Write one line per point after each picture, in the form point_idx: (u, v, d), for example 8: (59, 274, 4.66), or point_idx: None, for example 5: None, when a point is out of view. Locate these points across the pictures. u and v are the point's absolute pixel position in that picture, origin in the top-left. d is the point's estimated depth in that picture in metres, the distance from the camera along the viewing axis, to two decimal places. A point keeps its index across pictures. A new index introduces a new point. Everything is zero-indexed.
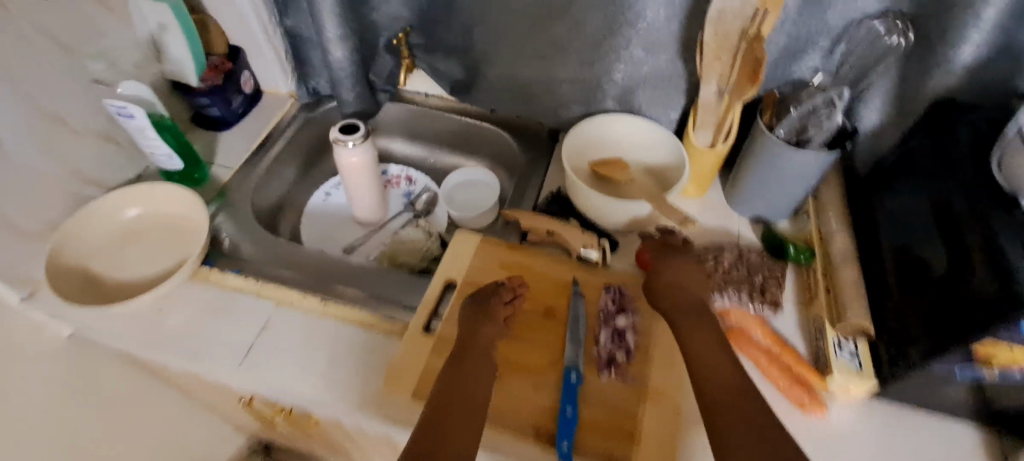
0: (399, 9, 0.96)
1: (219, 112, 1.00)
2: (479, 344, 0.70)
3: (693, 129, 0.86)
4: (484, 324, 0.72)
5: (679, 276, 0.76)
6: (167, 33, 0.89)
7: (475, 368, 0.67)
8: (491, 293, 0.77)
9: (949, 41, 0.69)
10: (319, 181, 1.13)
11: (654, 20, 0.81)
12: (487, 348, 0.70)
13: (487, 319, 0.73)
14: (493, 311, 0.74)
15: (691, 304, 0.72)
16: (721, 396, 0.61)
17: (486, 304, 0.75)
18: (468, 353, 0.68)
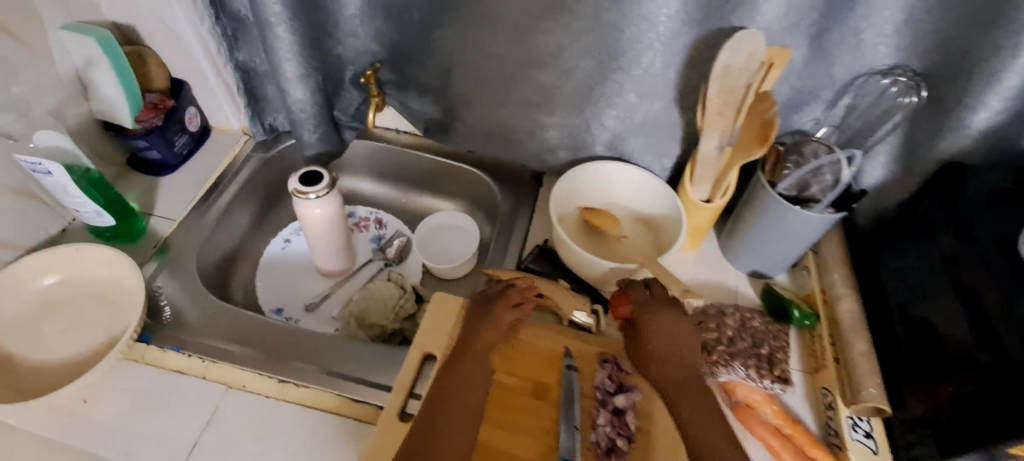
0: (368, 44, 0.87)
1: (159, 155, 0.88)
2: (479, 349, 0.69)
3: (690, 183, 0.80)
4: (485, 327, 0.70)
5: (671, 338, 0.69)
6: (95, 70, 0.77)
7: (471, 374, 0.67)
8: (497, 295, 0.74)
9: (963, 103, 0.66)
10: (278, 225, 1.01)
11: (650, 67, 0.75)
12: (484, 350, 0.69)
13: (489, 321, 0.71)
14: (494, 314, 0.72)
15: (681, 362, 0.68)
16: (707, 443, 0.61)
17: (491, 307, 0.72)
18: (464, 354, 0.68)
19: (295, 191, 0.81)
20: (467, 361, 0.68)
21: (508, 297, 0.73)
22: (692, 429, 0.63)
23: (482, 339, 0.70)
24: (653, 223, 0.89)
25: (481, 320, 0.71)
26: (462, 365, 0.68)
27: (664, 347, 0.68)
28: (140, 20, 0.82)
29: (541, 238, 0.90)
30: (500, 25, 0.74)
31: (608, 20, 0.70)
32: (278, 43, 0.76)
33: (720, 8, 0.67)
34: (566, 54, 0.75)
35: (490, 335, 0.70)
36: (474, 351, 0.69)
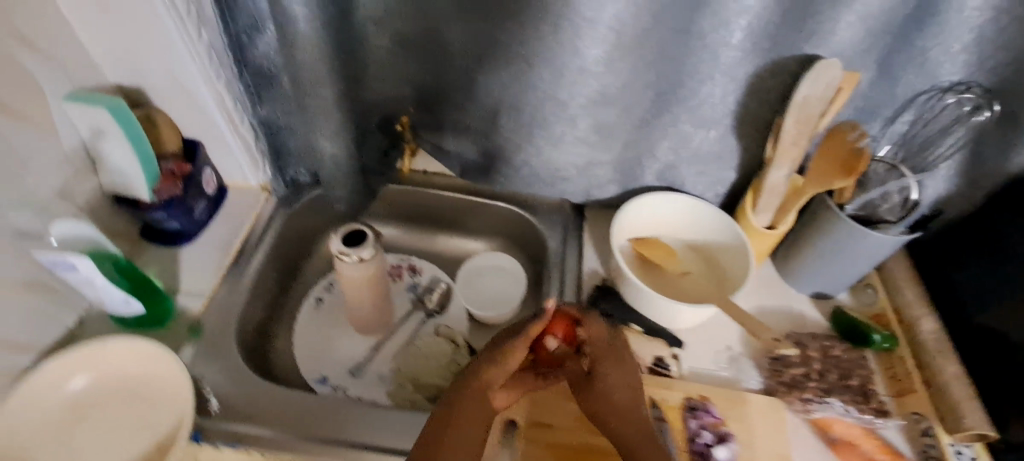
0: (396, 88, 0.80)
1: (178, 225, 0.80)
2: (478, 388, 0.64)
3: (753, 210, 0.77)
4: (493, 365, 0.65)
5: (602, 361, 0.67)
6: (109, 144, 0.70)
7: (473, 414, 0.63)
8: (515, 331, 0.68)
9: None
10: (309, 286, 0.95)
11: (711, 96, 0.71)
12: (486, 392, 0.65)
13: (496, 359, 0.65)
14: (505, 353, 0.66)
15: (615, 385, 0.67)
16: None
17: (503, 345, 0.66)
18: (468, 389, 0.64)
19: (337, 251, 0.75)
20: (467, 401, 0.64)
21: (527, 330, 0.66)
22: None
23: (488, 378, 0.65)
24: (707, 252, 0.83)
25: (495, 357, 0.66)
26: (464, 400, 0.64)
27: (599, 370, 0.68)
28: (146, 80, 0.73)
29: (598, 276, 0.86)
30: (567, 75, 0.65)
31: (671, 53, 0.66)
32: (319, 102, 0.68)
33: (792, 36, 0.63)
34: (626, 93, 0.68)
35: (499, 376, 0.65)
36: (473, 393, 0.64)
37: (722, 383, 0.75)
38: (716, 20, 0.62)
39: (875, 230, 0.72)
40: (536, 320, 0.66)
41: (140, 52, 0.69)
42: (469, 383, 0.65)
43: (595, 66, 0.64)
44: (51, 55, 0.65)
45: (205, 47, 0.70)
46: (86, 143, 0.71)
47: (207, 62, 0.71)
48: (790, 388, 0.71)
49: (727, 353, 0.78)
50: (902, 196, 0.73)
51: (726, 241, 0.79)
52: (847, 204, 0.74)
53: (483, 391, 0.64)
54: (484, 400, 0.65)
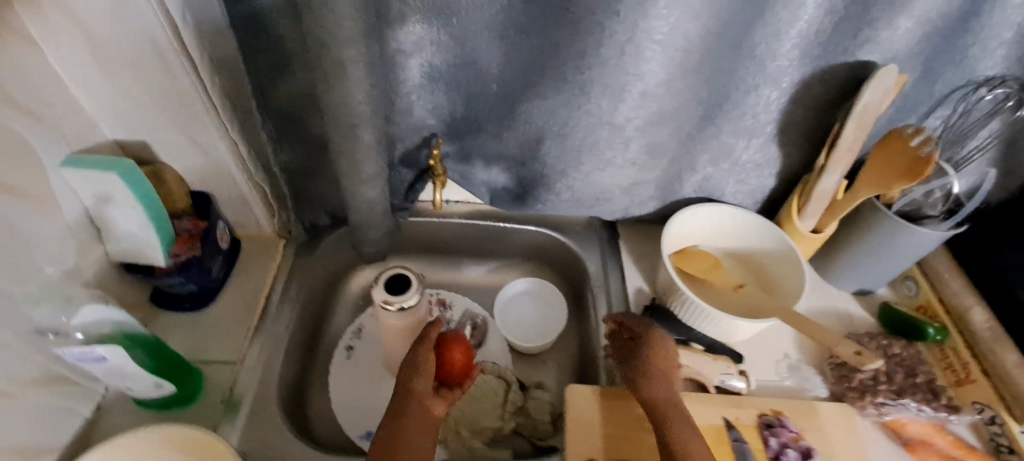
0: (424, 120, 0.74)
1: (195, 287, 0.73)
2: (412, 406, 0.61)
3: (799, 215, 0.77)
4: (416, 377, 0.63)
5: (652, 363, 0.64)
6: (117, 209, 0.62)
7: (419, 426, 0.60)
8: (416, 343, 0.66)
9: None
10: (337, 337, 0.88)
11: (761, 107, 0.69)
12: (423, 399, 0.62)
13: (415, 369, 0.63)
14: (421, 363, 0.64)
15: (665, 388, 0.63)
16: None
17: (415, 358, 0.64)
18: (405, 399, 0.61)
19: (382, 301, 0.70)
20: (409, 411, 0.61)
21: (425, 336, 0.66)
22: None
23: (417, 387, 0.62)
24: (751, 260, 0.82)
25: (410, 365, 0.64)
26: (408, 416, 0.61)
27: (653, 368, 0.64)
28: (152, 133, 0.66)
29: (645, 295, 0.84)
30: (625, 97, 0.64)
31: (723, 67, 0.64)
32: (358, 145, 0.63)
33: (844, 41, 0.62)
34: (680, 112, 0.68)
35: (425, 384, 0.63)
36: (414, 406, 0.61)
37: (789, 393, 0.74)
38: (770, 31, 0.61)
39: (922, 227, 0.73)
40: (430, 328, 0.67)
41: (147, 103, 0.62)
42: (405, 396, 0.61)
43: (655, 87, 0.64)
44: (45, 117, 0.57)
45: (219, 93, 0.63)
46: (89, 211, 0.63)
47: (222, 109, 0.64)
48: (862, 394, 0.71)
49: (786, 362, 0.77)
50: (943, 192, 0.74)
51: (772, 248, 0.79)
52: (893, 204, 0.75)
53: (421, 403, 0.61)
54: (426, 411, 0.61)
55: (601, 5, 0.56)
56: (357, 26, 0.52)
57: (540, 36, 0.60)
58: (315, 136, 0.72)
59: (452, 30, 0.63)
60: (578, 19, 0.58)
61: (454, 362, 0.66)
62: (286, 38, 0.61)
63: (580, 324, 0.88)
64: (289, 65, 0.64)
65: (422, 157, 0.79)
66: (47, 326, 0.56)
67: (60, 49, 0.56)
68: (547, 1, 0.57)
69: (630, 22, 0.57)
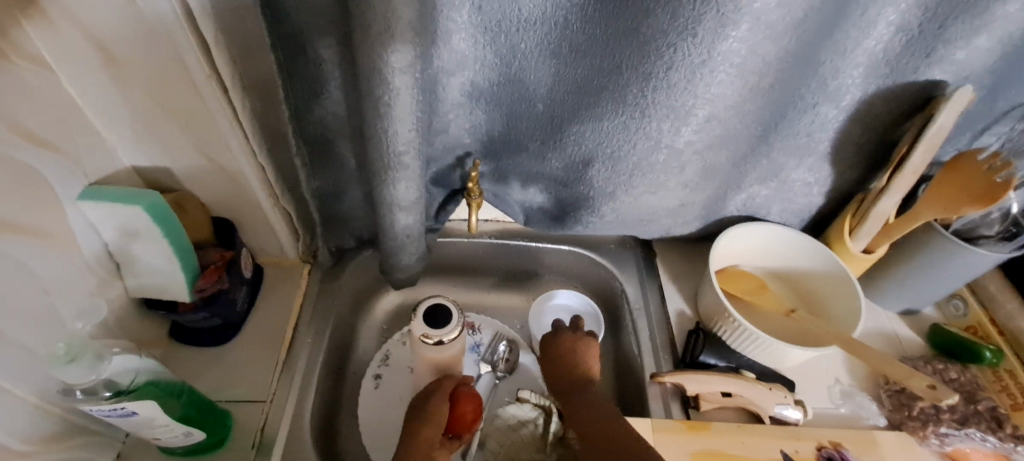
0: (461, 139, 0.70)
1: (220, 320, 0.68)
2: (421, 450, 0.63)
3: (850, 236, 0.74)
4: (426, 424, 0.65)
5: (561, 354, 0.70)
6: (141, 241, 0.58)
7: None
8: (432, 388, 0.68)
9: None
10: (364, 365, 0.80)
11: (820, 126, 0.66)
12: (431, 448, 0.64)
13: (427, 416, 0.65)
14: (433, 409, 0.66)
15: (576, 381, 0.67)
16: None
17: (429, 404, 0.67)
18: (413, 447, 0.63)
19: (421, 334, 0.65)
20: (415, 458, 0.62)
21: (442, 387, 0.68)
22: None
23: (423, 435, 0.64)
24: (798, 281, 0.79)
25: (423, 416, 0.66)
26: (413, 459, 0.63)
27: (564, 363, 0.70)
28: (174, 158, 0.61)
29: (688, 319, 0.79)
30: (689, 120, 0.60)
31: (786, 86, 0.61)
32: (400, 171, 0.58)
33: (915, 59, 0.59)
34: (741, 134, 0.64)
35: (434, 434, 0.65)
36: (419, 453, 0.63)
37: (844, 422, 0.71)
38: (839, 49, 0.57)
39: (977, 248, 0.69)
40: (450, 378, 0.69)
41: (170, 129, 0.58)
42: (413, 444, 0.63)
43: (722, 111, 0.60)
44: (62, 146, 0.52)
45: (248, 116, 0.58)
46: (109, 245, 0.59)
47: (250, 132, 0.60)
48: (923, 423, 0.68)
49: (839, 388, 0.74)
50: (1001, 212, 0.70)
51: (823, 271, 0.76)
52: (949, 224, 0.71)
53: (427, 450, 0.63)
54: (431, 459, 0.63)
55: (674, 25, 0.52)
56: (410, 51, 0.48)
57: (598, 54, 0.57)
58: (345, 158, 0.67)
59: (500, 47, 0.59)
60: (646, 39, 0.54)
61: (463, 415, 0.68)
62: (323, 58, 0.57)
63: (618, 349, 0.84)
64: (323, 85, 0.59)
65: (456, 178, 0.75)
66: (75, 385, 0.50)
67: (77, 72, 0.51)
68: (611, 20, 0.54)
69: (706, 44, 0.53)
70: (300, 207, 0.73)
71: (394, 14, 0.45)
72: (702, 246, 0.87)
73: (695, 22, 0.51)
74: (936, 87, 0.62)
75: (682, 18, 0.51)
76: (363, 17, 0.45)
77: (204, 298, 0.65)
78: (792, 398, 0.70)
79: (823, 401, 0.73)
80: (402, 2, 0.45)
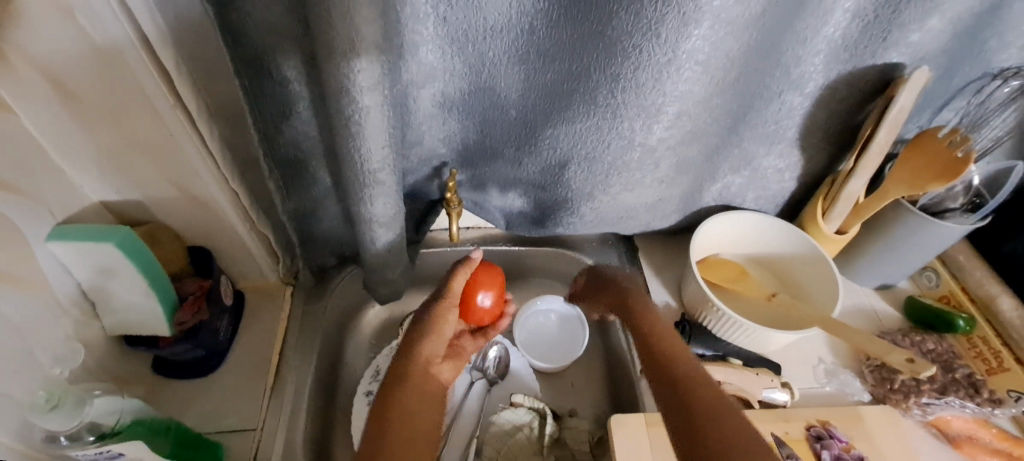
0: (436, 149, 0.70)
1: (204, 351, 0.67)
2: (419, 369, 0.67)
3: (824, 218, 0.75)
4: (426, 340, 0.69)
5: (605, 282, 0.76)
6: (115, 279, 0.57)
7: (413, 396, 0.64)
8: (438, 295, 0.73)
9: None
10: (355, 382, 0.79)
11: (787, 113, 0.67)
12: (430, 363, 0.69)
13: (427, 332, 0.70)
14: (433, 323, 0.70)
15: (682, 358, 0.61)
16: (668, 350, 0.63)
17: (431, 318, 0.71)
18: (416, 360, 0.68)
19: None
20: (411, 367, 0.67)
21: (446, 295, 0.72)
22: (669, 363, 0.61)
23: (424, 350, 0.69)
24: (777, 266, 0.81)
25: (428, 329, 0.70)
26: (411, 373, 0.66)
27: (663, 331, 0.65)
28: (143, 190, 0.60)
29: (673, 311, 0.80)
30: (660, 118, 0.61)
31: (753, 77, 0.62)
32: (375, 188, 0.58)
33: (872, 44, 0.61)
34: (711, 128, 0.65)
35: (433, 348, 0.70)
36: (419, 364, 0.68)
37: (831, 401, 0.73)
38: (799, 39, 0.59)
39: (945, 221, 0.71)
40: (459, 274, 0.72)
41: (137, 160, 0.57)
42: (416, 363, 0.67)
43: (691, 106, 0.61)
44: (28, 189, 0.51)
45: (217, 142, 0.57)
46: (84, 285, 0.58)
47: (221, 158, 0.59)
48: (906, 395, 0.70)
49: (823, 367, 0.76)
50: (964, 185, 0.73)
51: (800, 254, 0.77)
52: (917, 200, 0.73)
53: (423, 366, 0.68)
54: (433, 374, 0.68)
55: (638, 27, 0.53)
56: (376, 69, 0.48)
57: (567, 58, 0.57)
58: (320, 177, 0.67)
59: (468, 56, 0.59)
60: (612, 42, 0.54)
61: (480, 312, 0.76)
62: (288, 78, 0.56)
63: (607, 346, 0.84)
64: (292, 106, 0.58)
65: (434, 188, 0.75)
66: (59, 431, 0.49)
67: (35, 111, 0.50)
68: (578, 23, 0.54)
69: (670, 43, 0.54)
70: (277, 229, 0.72)
71: (357, 32, 0.45)
72: (681, 238, 0.88)
73: (658, 22, 0.52)
74: (895, 70, 0.64)
75: (645, 20, 0.52)
76: (326, 37, 0.45)
77: (186, 331, 0.64)
78: (777, 381, 0.72)
79: (810, 381, 0.75)
80: (365, 21, 0.44)
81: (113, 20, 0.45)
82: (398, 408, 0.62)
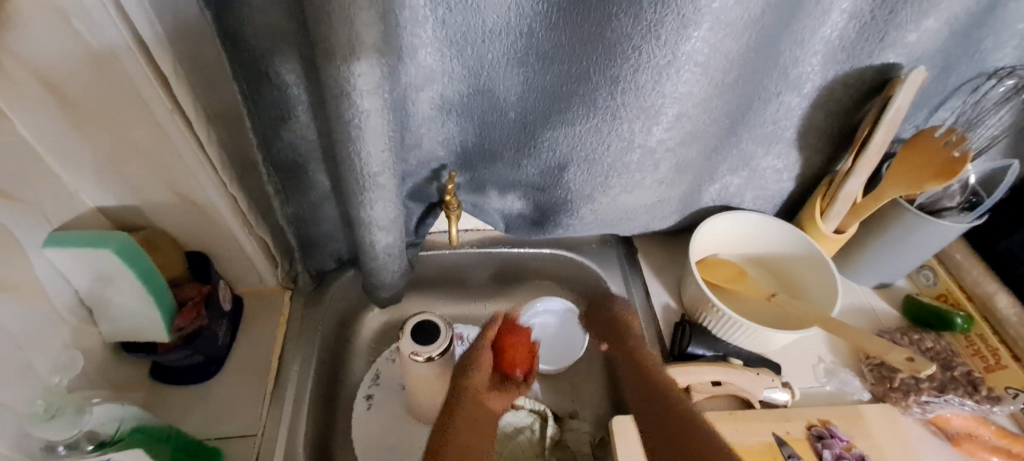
0: (435, 152, 0.70)
1: (202, 357, 0.67)
2: (472, 391, 0.66)
3: (822, 218, 0.76)
4: (476, 371, 0.68)
5: (608, 325, 0.80)
6: (114, 286, 0.57)
7: (469, 423, 0.62)
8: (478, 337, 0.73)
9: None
10: (355, 386, 0.79)
11: (785, 113, 0.67)
12: (479, 396, 0.66)
13: (472, 363, 0.69)
14: (477, 358, 0.70)
15: None
16: None
17: (474, 353, 0.71)
18: (462, 391, 0.66)
19: (410, 353, 0.64)
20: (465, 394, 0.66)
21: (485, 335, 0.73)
22: None
23: (476, 379, 0.68)
24: (777, 265, 0.81)
25: (468, 362, 0.69)
26: (462, 406, 0.65)
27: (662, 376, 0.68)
28: (140, 196, 0.60)
29: (673, 312, 0.81)
30: (659, 119, 0.61)
31: (752, 77, 0.62)
32: (375, 192, 0.58)
33: (869, 45, 0.61)
34: (710, 129, 0.65)
35: (484, 379, 0.68)
36: (468, 392, 0.66)
37: (831, 400, 0.73)
38: (797, 39, 0.59)
39: (942, 220, 0.72)
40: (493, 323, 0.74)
41: (135, 166, 0.56)
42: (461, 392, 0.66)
43: (691, 107, 0.61)
44: (25, 196, 0.51)
45: (215, 147, 0.57)
46: (82, 292, 0.57)
47: (219, 163, 0.58)
48: (905, 393, 0.71)
49: (822, 366, 0.76)
50: (960, 184, 0.74)
51: (799, 253, 0.78)
52: (914, 199, 0.74)
53: (475, 392, 0.66)
54: (483, 403, 0.66)
55: (637, 29, 0.53)
56: (376, 72, 0.48)
57: (566, 60, 0.57)
58: (319, 181, 0.66)
59: (467, 58, 0.59)
60: (612, 44, 0.54)
61: (514, 362, 0.72)
62: (287, 82, 0.56)
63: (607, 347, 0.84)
64: (290, 109, 0.58)
65: (433, 191, 0.74)
66: (58, 441, 0.49)
67: (32, 118, 0.50)
68: (578, 25, 0.54)
69: (669, 45, 0.54)
70: (275, 233, 0.72)
71: (357, 36, 0.44)
72: (681, 238, 0.88)
73: (657, 24, 0.52)
74: (891, 70, 0.64)
75: (645, 22, 0.52)
76: (326, 42, 0.45)
77: (184, 337, 0.63)
78: (778, 381, 0.71)
79: (810, 380, 0.75)
80: (365, 25, 0.44)
81: (111, 26, 0.45)
82: (456, 431, 0.61)
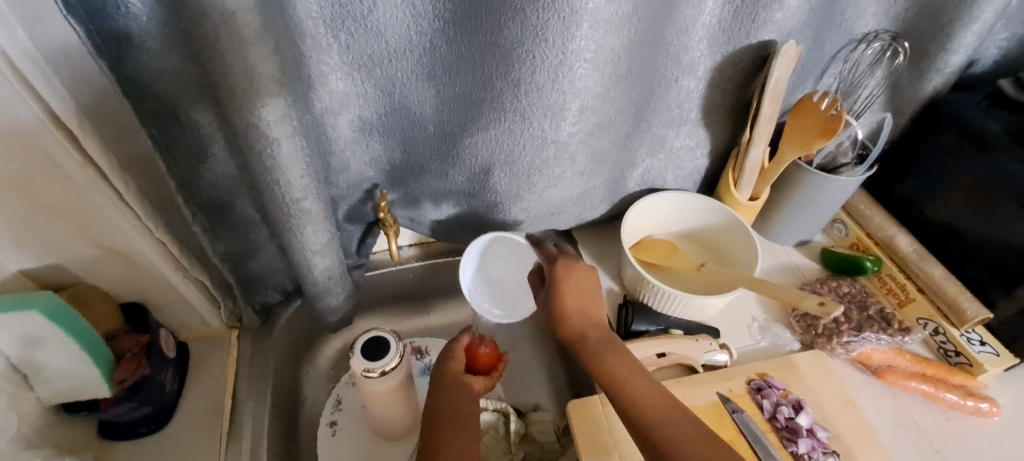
0: (364, 173, 0.72)
1: (151, 407, 0.66)
2: (448, 376, 0.64)
3: (735, 187, 0.81)
4: (447, 360, 0.65)
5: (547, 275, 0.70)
6: (43, 347, 0.56)
7: (456, 409, 0.61)
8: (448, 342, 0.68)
9: (944, 45, 0.76)
10: (317, 414, 0.78)
11: (685, 95, 0.73)
12: (459, 377, 0.63)
13: (444, 357, 0.66)
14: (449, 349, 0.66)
15: (630, 371, 0.60)
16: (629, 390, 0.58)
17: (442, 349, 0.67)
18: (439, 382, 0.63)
19: (362, 370, 0.63)
20: (443, 390, 0.63)
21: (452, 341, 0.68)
22: (631, 399, 0.57)
23: (445, 369, 0.64)
24: (704, 237, 0.86)
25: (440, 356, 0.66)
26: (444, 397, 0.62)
27: (622, 368, 0.60)
28: (64, 253, 0.59)
29: (616, 294, 0.85)
30: (565, 115, 0.65)
31: (646, 67, 0.67)
32: (301, 217, 0.59)
33: (744, 26, 0.67)
34: (616, 118, 0.71)
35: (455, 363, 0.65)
36: (448, 380, 0.63)
37: (767, 353, 0.79)
38: (682, 27, 0.64)
39: (839, 175, 0.78)
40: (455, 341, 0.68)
41: (51, 226, 0.56)
42: (438, 383, 0.64)
43: (591, 101, 0.66)
44: None
45: (133, 193, 0.57)
46: (9, 357, 0.56)
47: (142, 211, 0.59)
48: (829, 337, 0.77)
49: (756, 324, 0.82)
50: (850, 140, 0.79)
51: (721, 222, 0.83)
52: (812, 160, 0.80)
53: (452, 376, 0.63)
54: (466, 388, 0.63)
55: (526, 34, 0.56)
56: (282, 104, 0.50)
57: (469, 73, 0.61)
58: (247, 215, 0.67)
59: (377, 79, 0.61)
60: (507, 50, 0.58)
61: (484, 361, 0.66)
62: (199, 122, 0.57)
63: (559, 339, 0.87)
64: (208, 148, 0.59)
65: (368, 211, 0.76)
66: None
67: None
68: (475, 36, 0.58)
69: (558, 46, 0.57)
70: (212, 274, 0.71)
71: (253, 69, 0.46)
72: (615, 225, 0.92)
73: (542, 28, 0.56)
74: (769, 46, 0.70)
75: (532, 26, 0.56)
76: (224, 77, 0.46)
77: (128, 388, 0.62)
78: (717, 345, 0.76)
79: (747, 340, 0.80)
80: (257, 55, 0.46)
81: (10, 91, 0.46)
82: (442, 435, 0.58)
